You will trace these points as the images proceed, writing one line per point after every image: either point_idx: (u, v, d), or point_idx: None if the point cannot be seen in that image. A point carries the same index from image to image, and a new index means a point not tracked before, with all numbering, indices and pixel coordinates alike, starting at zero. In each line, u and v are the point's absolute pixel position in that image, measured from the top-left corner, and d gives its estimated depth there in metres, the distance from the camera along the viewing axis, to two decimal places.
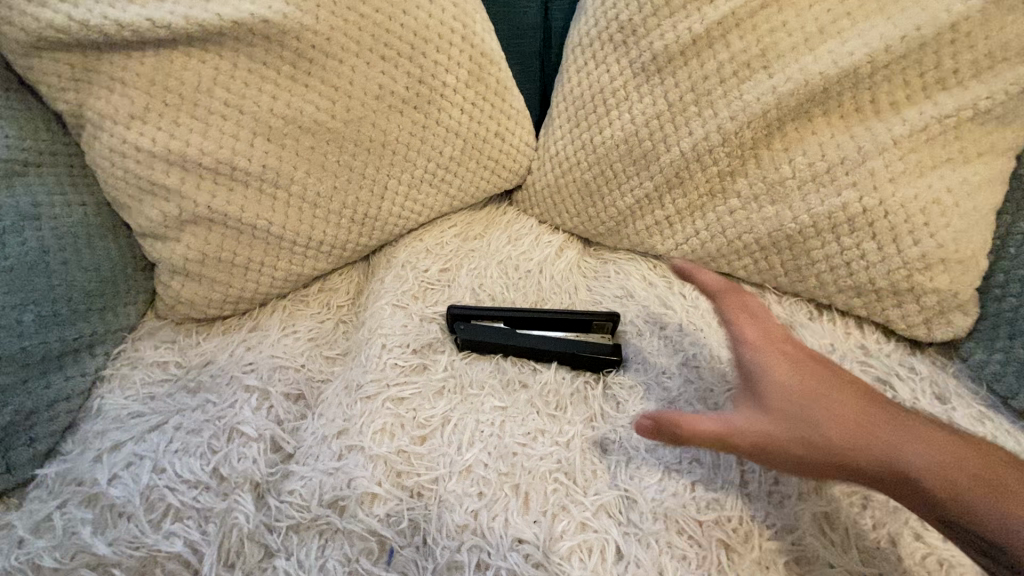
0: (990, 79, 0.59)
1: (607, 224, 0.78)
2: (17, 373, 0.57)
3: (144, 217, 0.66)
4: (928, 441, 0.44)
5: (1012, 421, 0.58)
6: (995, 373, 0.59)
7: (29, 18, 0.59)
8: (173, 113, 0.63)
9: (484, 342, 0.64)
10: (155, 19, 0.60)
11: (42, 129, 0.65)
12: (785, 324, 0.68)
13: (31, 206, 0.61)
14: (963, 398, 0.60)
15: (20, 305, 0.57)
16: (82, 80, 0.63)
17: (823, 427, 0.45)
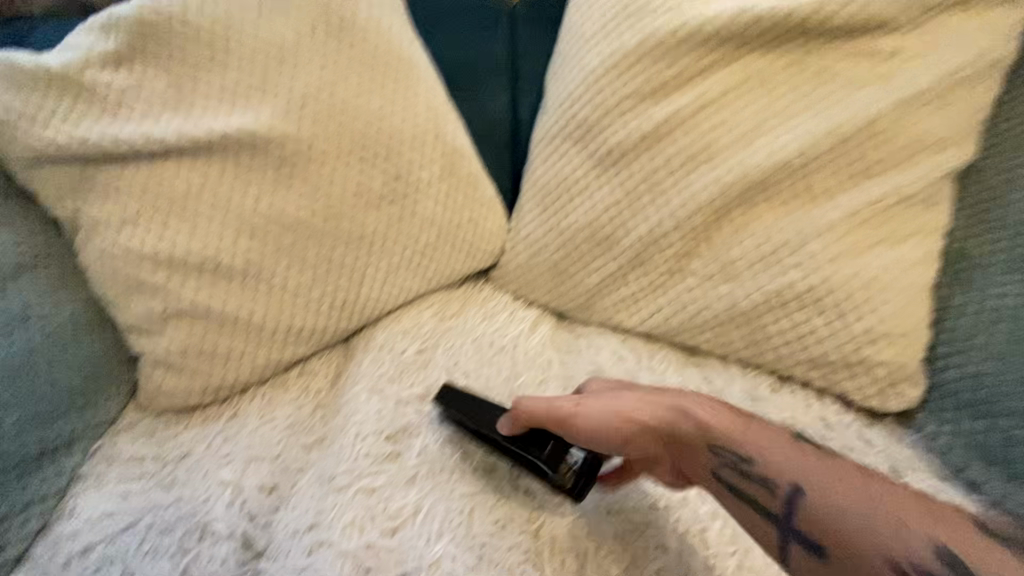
0: (908, 169, 0.67)
1: (578, 300, 0.80)
2: None
3: (130, 313, 0.70)
4: (729, 441, 0.56)
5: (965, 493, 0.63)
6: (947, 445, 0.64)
7: (37, 139, 0.66)
8: (163, 216, 0.68)
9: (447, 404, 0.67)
10: (151, 135, 0.67)
11: (38, 233, 0.69)
12: (747, 398, 0.71)
13: (21, 308, 0.65)
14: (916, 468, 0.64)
15: (4, 408, 0.61)
16: (79, 190, 0.68)
17: (627, 451, 0.59)
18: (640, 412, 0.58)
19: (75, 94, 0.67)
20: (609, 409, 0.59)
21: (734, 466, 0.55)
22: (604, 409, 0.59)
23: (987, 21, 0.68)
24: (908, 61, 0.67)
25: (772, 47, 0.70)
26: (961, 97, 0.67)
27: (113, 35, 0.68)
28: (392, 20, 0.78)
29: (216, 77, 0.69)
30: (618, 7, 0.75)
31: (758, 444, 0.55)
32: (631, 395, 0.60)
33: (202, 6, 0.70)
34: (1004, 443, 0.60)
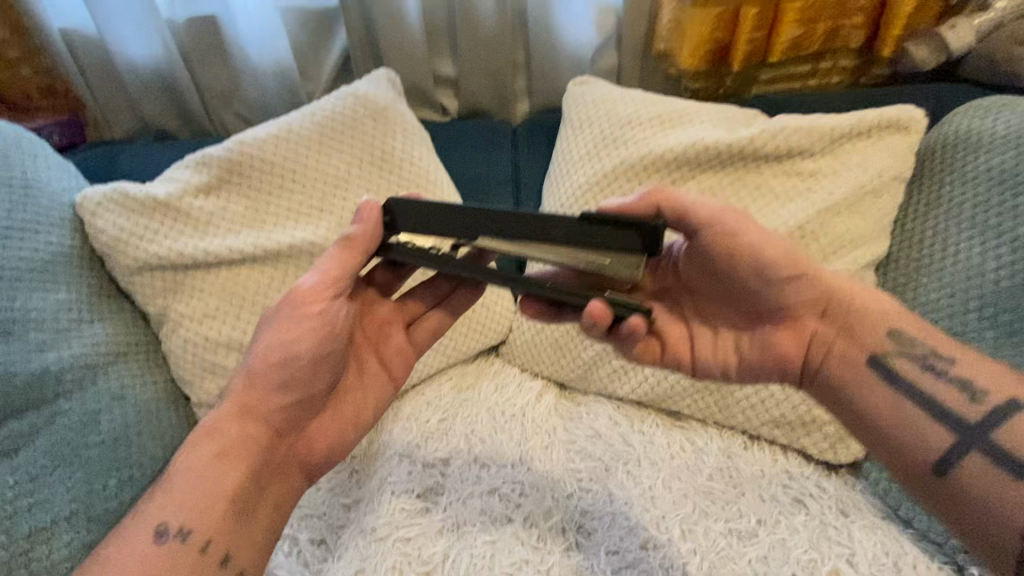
0: (834, 262, 0.84)
1: (577, 371, 0.92)
2: (100, 530, 0.72)
3: (204, 391, 0.84)
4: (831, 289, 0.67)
5: (904, 529, 0.74)
6: (886, 488, 0.77)
7: (141, 251, 0.82)
8: (237, 310, 0.85)
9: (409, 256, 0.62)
10: (233, 247, 0.84)
11: (131, 325, 0.85)
12: (724, 454, 0.83)
13: (118, 388, 0.79)
14: (862, 509, 0.76)
15: (108, 471, 0.74)
16: (169, 289, 0.84)
17: (762, 286, 0.66)
18: (792, 254, 0.65)
19: (174, 215, 0.84)
20: (767, 249, 0.64)
21: (826, 317, 0.67)
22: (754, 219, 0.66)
23: (887, 144, 0.86)
24: (827, 178, 0.86)
25: (721, 168, 0.89)
26: (872, 204, 0.85)
27: (206, 169, 0.87)
28: (422, 151, 0.97)
29: (285, 201, 0.88)
30: (598, 139, 0.96)
31: (883, 314, 0.66)
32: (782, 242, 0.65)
33: (276, 146, 0.89)
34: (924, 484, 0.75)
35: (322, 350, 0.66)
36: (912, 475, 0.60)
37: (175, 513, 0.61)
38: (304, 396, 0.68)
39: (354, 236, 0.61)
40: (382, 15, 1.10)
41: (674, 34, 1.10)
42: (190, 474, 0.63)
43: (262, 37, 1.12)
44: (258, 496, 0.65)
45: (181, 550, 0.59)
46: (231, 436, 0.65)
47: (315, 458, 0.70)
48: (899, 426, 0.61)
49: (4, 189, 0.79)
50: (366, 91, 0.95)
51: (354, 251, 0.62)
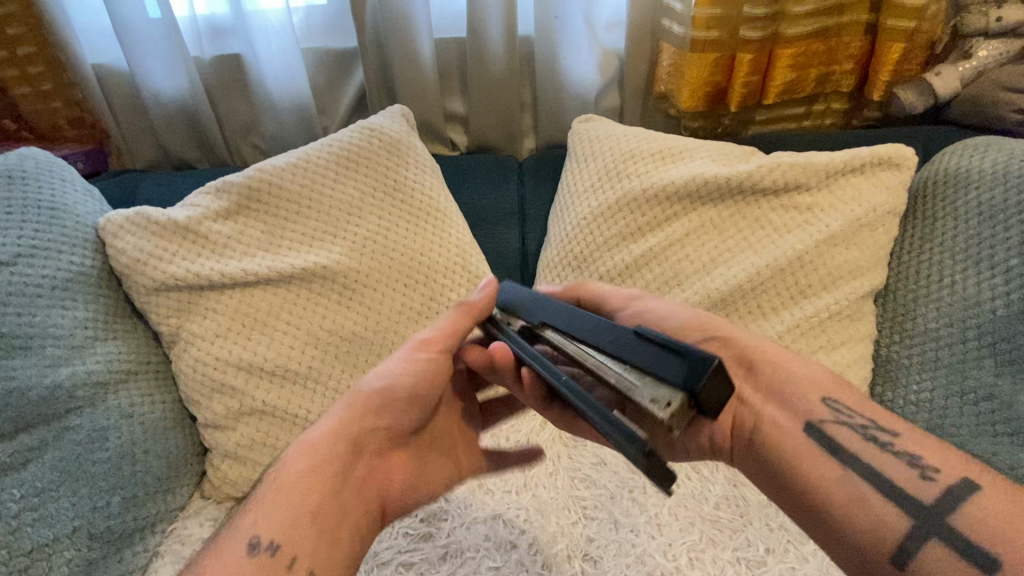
0: (834, 291, 0.86)
1: None
2: (103, 548, 0.72)
3: (210, 411, 0.84)
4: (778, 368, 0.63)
5: None
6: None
7: (158, 271, 0.84)
8: (247, 329, 0.86)
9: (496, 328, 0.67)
10: (247, 269, 0.86)
11: (143, 344, 0.86)
12: (730, 482, 0.82)
13: (127, 406, 0.80)
14: None
15: (113, 489, 0.75)
16: (184, 309, 0.86)
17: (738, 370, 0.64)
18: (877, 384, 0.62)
19: (192, 238, 0.87)
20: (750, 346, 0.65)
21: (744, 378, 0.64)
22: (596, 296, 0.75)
23: (880, 180, 0.89)
24: (823, 211, 0.89)
25: (721, 201, 0.92)
26: (868, 236, 0.88)
27: (225, 196, 0.90)
28: (433, 182, 1.01)
29: (300, 226, 0.92)
30: (603, 173, 1.00)
31: None
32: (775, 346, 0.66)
33: (293, 175, 0.93)
34: None
35: (423, 381, 0.68)
36: (846, 552, 0.52)
37: (265, 524, 0.58)
38: (403, 426, 0.69)
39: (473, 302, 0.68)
40: (399, 57, 1.17)
41: (674, 76, 1.16)
42: (269, 499, 0.61)
43: (284, 73, 1.18)
44: (339, 520, 0.61)
45: (269, 563, 0.56)
46: (321, 450, 0.64)
47: (345, 542, 0.61)
48: (854, 517, 0.52)
49: (33, 210, 0.82)
50: (382, 125, 1.00)
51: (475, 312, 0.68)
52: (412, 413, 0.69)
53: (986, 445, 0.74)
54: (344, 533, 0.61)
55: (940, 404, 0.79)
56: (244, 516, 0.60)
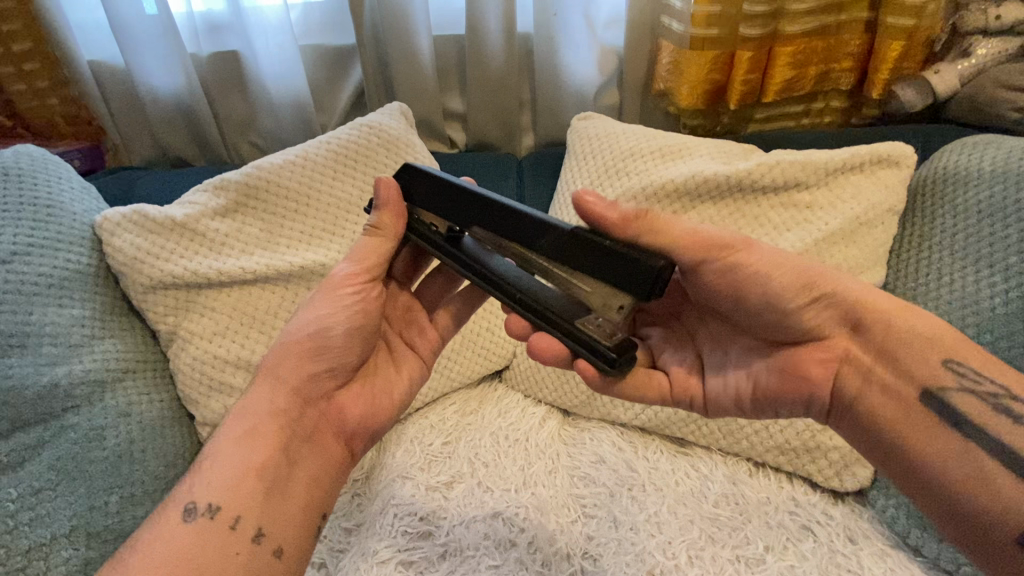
0: None
1: (580, 397, 0.91)
2: (99, 548, 0.71)
3: (209, 409, 0.84)
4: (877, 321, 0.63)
5: (914, 557, 0.73)
6: (893, 517, 0.76)
7: (157, 269, 0.84)
8: (246, 328, 0.86)
9: (424, 239, 0.70)
10: (245, 267, 0.86)
11: (140, 343, 0.86)
12: (729, 480, 0.82)
13: (126, 405, 0.80)
14: (869, 536, 0.76)
15: (110, 488, 0.74)
16: (181, 307, 0.85)
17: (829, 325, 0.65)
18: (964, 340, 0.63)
19: (190, 236, 0.87)
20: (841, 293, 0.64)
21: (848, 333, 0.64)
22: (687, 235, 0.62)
23: (880, 178, 0.89)
24: (822, 209, 0.89)
25: (720, 199, 0.92)
26: (867, 235, 0.88)
27: (223, 193, 0.90)
28: None
29: (298, 224, 0.91)
30: (603, 171, 1.00)
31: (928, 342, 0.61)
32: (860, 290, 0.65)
33: (292, 172, 0.92)
34: None
35: (355, 324, 0.70)
36: (964, 527, 0.56)
37: (203, 491, 0.61)
38: (340, 368, 0.71)
39: (382, 223, 0.69)
40: (397, 54, 1.16)
41: (674, 74, 1.16)
42: (215, 461, 0.63)
43: (282, 70, 1.17)
44: (290, 470, 0.65)
45: (209, 526, 0.59)
46: (258, 405, 0.67)
47: (300, 487, 0.65)
48: (976, 498, 0.55)
49: (28, 208, 0.82)
50: (380, 122, 0.99)
51: (383, 233, 0.70)
52: (345, 359, 0.70)
53: None
54: (294, 481, 0.65)
55: None
56: (186, 484, 0.62)
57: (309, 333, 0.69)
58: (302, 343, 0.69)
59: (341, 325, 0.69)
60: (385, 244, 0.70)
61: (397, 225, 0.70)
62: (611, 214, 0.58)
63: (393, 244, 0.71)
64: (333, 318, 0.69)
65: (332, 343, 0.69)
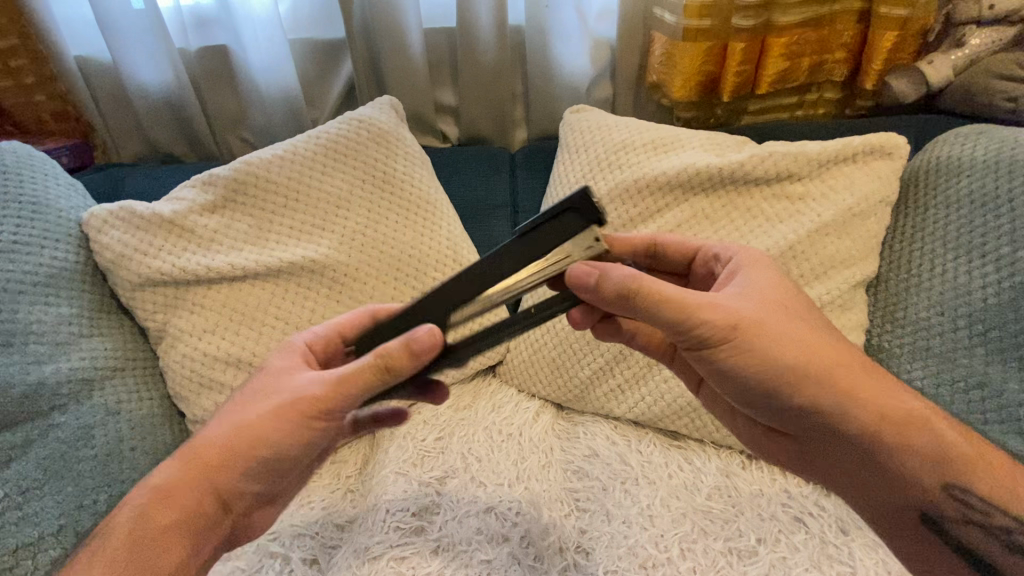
0: (826, 281, 0.86)
1: (573, 391, 0.90)
2: None
3: (199, 407, 0.84)
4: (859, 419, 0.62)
5: None
6: None
7: (144, 266, 0.83)
8: (235, 324, 0.85)
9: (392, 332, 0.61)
10: (234, 263, 0.85)
11: (129, 340, 0.85)
12: (722, 473, 0.82)
13: (114, 403, 0.79)
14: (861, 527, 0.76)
15: (99, 486, 0.73)
16: (170, 304, 0.84)
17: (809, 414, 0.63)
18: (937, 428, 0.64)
19: (177, 232, 0.86)
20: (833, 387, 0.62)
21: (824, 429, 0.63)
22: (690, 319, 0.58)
23: (873, 169, 0.89)
24: (815, 201, 0.88)
25: (713, 191, 0.92)
26: (860, 226, 0.87)
27: (211, 189, 0.89)
28: (423, 174, 1.00)
29: (287, 220, 0.90)
30: (594, 164, 0.99)
31: None
32: (847, 378, 0.62)
33: (281, 167, 0.91)
34: None
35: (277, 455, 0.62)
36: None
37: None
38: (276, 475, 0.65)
39: (393, 364, 0.54)
40: (388, 48, 1.15)
41: (666, 66, 1.15)
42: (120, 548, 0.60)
43: (270, 65, 1.16)
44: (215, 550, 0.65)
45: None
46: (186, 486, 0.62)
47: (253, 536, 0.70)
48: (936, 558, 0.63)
49: (12, 205, 0.81)
50: (370, 116, 0.98)
51: (388, 376, 0.55)
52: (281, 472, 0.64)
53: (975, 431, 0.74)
54: (245, 535, 0.69)
55: (930, 392, 0.79)
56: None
57: (253, 456, 0.61)
58: (239, 457, 0.61)
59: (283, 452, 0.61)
60: (380, 386, 0.56)
61: (396, 371, 0.54)
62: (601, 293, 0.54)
63: (390, 386, 0.57)
64: (283, 445, 0.61)
65: (275, 459, 0.62)
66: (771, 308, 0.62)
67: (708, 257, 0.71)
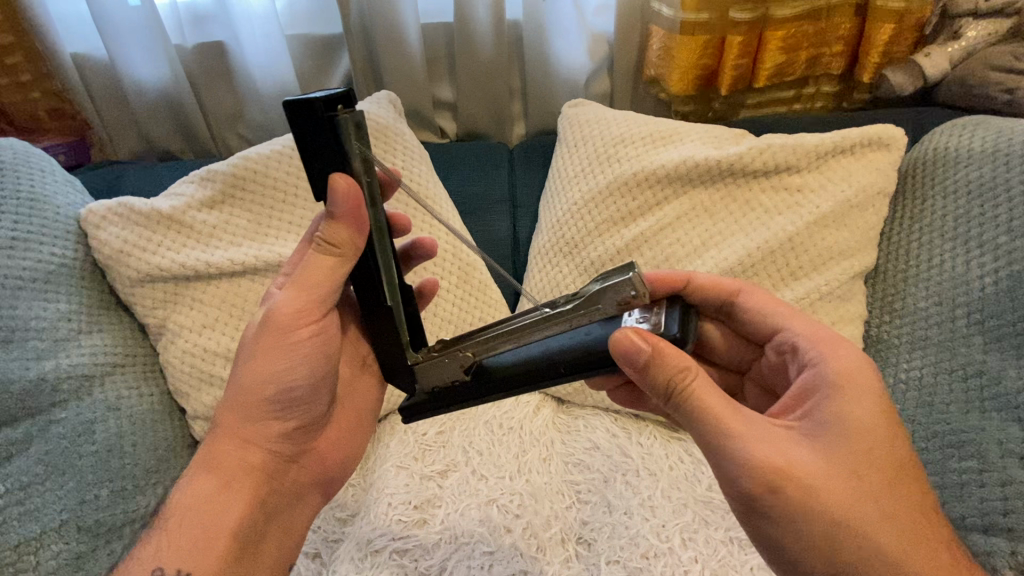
0: (824, 273, 0.86)
1: (574, 385, 0.90)
2: (90, 542, 0.71)
3: (200, 402, 0.84)
4: None
5: None
6: None
7: (143, 262, 0.83)
8: (235, 320, 0.85)
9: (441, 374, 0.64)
10: (233, 258, 0.85)
11: (129, 336, 0.85)
12: None
13: (115, 398, 0.79)
14: None
15: (100, 482, 0.73)
16: (169, 300, 0.84)
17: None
18: None
19: (176, 228, 0.86)
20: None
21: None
22: (745, 455, 0.52)
23: (871, 161, 0.89)
24: (813, 193, 0.89)
25: (712, 183, 0.92)
26: (858, 217, 0.87)
27: (209, 184, 0.89)
28: (423, 169, 1.00)
29: (286, 215, 0.90)
30: (594, 158, 0.99)
31: None
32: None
33: (279, 163, 0.91)
34: None
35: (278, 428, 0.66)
36: None
37: (168, 557, 0.59)
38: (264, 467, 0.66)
39: (334, 239, 0.56)
40: (385, 44, 1.15)
41: (664, 60, 1.15)
42: (190, 502, 0.63)
43: (267, 61, 1.15)
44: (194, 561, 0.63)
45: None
46: (233, 427, 0.65)
47: None
48: None
49: (10, 202, 0.80)
50: (369, 111, 0.98)
51: (337, 251, 0.58)
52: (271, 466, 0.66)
53: (975, 420, 0.73)
54: None
55: (928, 382, 0.79)
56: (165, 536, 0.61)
57: (275, 384, 0.64)
58: (268, 389, 0.64)
59: (303, 372, 0.64)
60: (340, 263, 0.59)
61: (356, 240, 0.57)
62: (643, 368, 0.53)
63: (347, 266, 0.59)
64: (296, 365, 0.64)
65: (277, 403, 0.65)
66: (840, 437, 0.55)
67: (784, 345, 0.66)
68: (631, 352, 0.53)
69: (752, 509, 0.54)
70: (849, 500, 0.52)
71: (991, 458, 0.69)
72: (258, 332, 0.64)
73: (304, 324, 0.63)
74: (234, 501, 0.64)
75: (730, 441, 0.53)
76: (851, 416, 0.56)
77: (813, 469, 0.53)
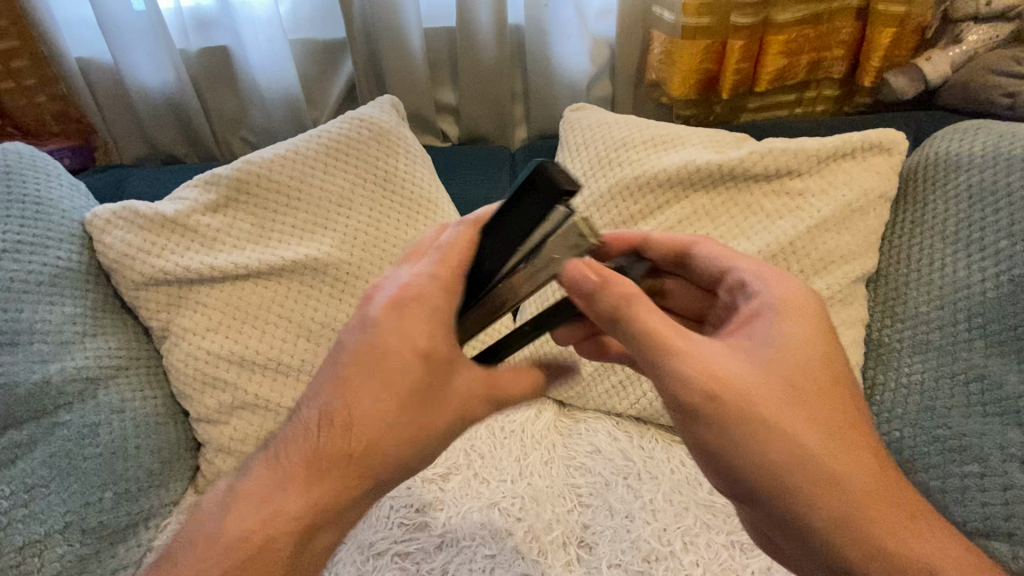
0: (825, 277, 0.86)
1: (575, 388, 0.91)
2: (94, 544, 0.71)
3: (203, 405, 0.84)
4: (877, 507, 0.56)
5: None
6: None
7: (147, 266, 0.83)
8: (238, 323, 0.86)
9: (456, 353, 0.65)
10: (237, 262, 0.86)
11: (132, 339, 0.85)
12: None
13: (118, 401, 0.79)
14: None
15: (104, 484, 0.74)
16: (173, 304, 0.85)
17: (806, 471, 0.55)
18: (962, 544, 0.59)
19: (180, 232, 0.86)
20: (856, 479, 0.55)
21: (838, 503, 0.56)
22: (681, 368, 0.54)
23: (872, 165, 0.89)
24: (814, 197, 0.89)
25: (713, 187, 0.92)
26: (860, 221, 0.88)
27: (213, 188, 0.89)
28: (425, 173, 1.00)
29: (290, 219, 0.91)
30: (595, 162, 0.99)
31: None
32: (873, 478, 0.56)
33: (283, 167, 0.92)
34: (924, 491, 0.74)
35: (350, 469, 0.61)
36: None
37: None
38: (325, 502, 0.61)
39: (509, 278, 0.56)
40: (388, 48, 1.16)
41: (665, 64, 1.16)
42: None
43: (270, 65, 1.16)
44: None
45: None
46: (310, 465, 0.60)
47: None
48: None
49: (15, 206, 0.81)
50: (372, 115, 0.99)
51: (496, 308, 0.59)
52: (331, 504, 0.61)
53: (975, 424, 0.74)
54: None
55: (930, 386, 0.79)
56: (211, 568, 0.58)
57: (389, 457, 0.59)
58: (380, 459, 0.59)
59: (416, 451, 0.60)
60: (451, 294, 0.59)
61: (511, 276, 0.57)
62: (592, 306, 0.53)
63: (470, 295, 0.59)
64: (400, 421, 0.58)
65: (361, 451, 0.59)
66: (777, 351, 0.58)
67: (735, 282, 0.65)
68: (582, 289, 0.53)
69: (689, 417, 0.55)
70: (784, 409, 0.55)
71: (993, 462, 0.71)
72: (361, 363, 0.58)
73: (434, 399, 0.59)
74: (283, 560, 0.59)
75: (667, 355, 0.55)
76: (789, 336, 0.58)
77: (745, 378, 0.55)
